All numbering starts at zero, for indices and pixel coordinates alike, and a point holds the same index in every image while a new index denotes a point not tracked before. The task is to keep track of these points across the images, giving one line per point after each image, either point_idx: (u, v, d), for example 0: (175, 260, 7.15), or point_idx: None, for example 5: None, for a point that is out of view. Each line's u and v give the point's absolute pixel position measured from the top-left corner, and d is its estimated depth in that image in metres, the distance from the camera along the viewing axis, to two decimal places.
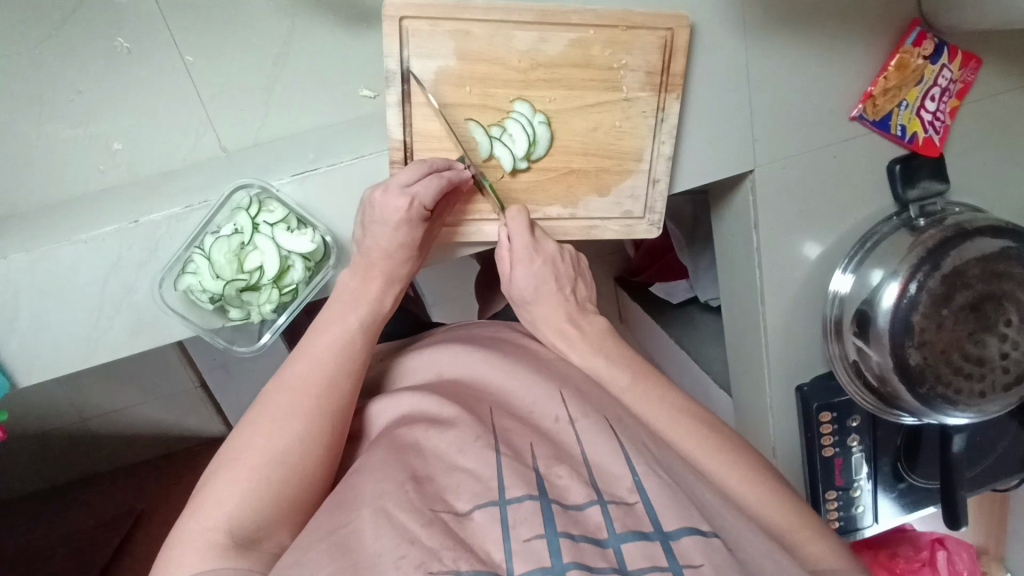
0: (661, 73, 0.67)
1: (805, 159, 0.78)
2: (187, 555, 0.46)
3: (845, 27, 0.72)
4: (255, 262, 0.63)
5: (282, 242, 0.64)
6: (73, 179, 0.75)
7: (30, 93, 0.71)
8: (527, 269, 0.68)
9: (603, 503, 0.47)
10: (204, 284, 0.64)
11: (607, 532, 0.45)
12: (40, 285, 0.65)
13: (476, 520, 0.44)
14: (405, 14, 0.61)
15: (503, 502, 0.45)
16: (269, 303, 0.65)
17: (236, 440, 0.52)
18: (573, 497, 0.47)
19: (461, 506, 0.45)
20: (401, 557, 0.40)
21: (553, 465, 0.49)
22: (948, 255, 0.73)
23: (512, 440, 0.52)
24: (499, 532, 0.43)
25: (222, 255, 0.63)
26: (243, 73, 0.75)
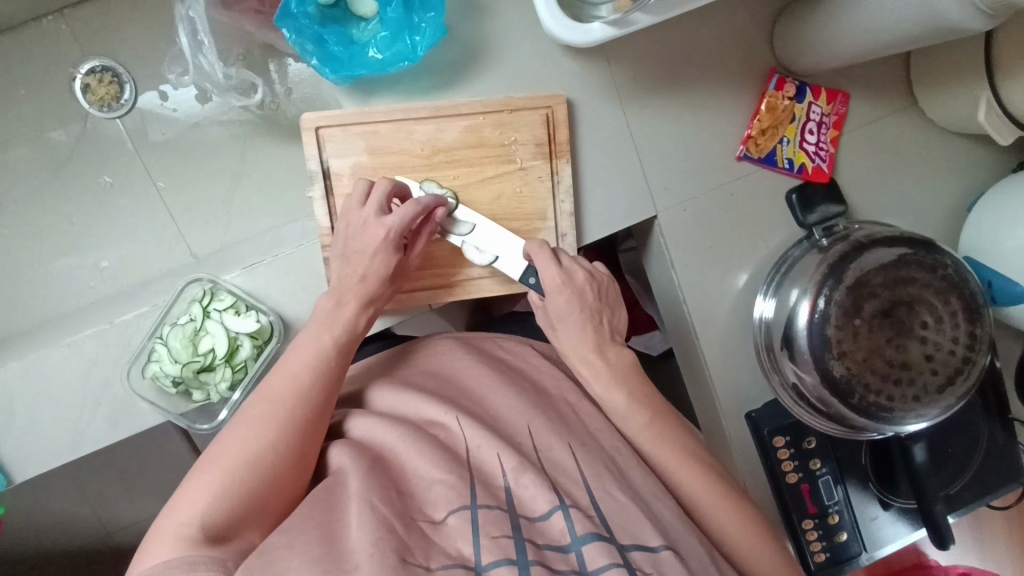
0: (549, 143, 0.78)
1: (705, 200, 0.85)
2: (160, 545, 0.50)
3: (712, 83, 0.82)
4: (209, 344, 0.73)
5: (232, 322, 0.73)
6: (67, 296, 0.87)
7: (34, 229, 0.86)
8: (557, 297, 0.71)
9: (565, 508, 0.53)
10: (167, 368, 0.73)
11: (569, 538, 0.51)
12: (33, 387, 0.76)
13: (449, 523, 0.51)
14: (320, 125, 0.74)
15: (473, 505, 0.52)
16: (226, 379, 0.74)
17: (217, 446, 0.58)
18: (539, 507, 0.54)
19: (438, 514, 0.52)
20: (379, 538, 0.47)
21: (519, 478, 0.56)
22: (849, 267, 0.78)
23: (483, 464, 0.58)
24: (467, 533, 0.50)
25: (181, 340, 0.72)
26: (207, 191, 0.89)
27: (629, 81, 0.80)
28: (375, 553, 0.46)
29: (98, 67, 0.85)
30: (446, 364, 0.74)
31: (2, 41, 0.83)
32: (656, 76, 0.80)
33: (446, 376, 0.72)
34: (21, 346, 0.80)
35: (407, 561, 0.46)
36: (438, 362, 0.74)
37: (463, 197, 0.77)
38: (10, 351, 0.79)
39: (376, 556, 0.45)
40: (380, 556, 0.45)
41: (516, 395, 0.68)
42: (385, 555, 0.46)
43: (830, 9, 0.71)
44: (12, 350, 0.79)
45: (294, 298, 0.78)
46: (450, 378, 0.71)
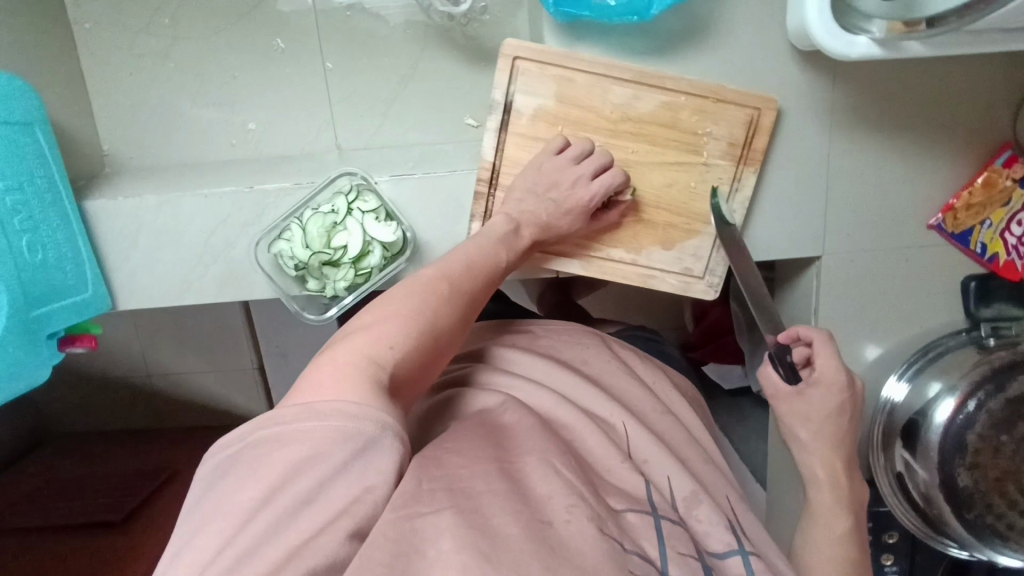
0: (743, 146, 0.72)
1: (875, 257, 0.78)
2: (344, 375, 0.48)
3: (935, 139, 0.74)
4: (343, 240, 0.71)
5: (372, 226, 0.71)
6: (208, 147, 0.87)
7: (195, 70, 0.85)
8: (822, 387, 0.67)
9: (745, 554, 0.55)
10: (296, 251, 0.72)
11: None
12: (160, 226, 0.76)
13: (629, 519, 0.51)
14: (518, 55, 0.69)
15: (653, 514, 0.53)
16: (344, 280, 0.72)
17: (390, 299, 0.56)
18: (713, 546, 0.55)
19: (615, 504, 0.52)
20: (572, 507, 0.47)
21: (692, 507, 0.58)
22: (1015, 379, 0.71)
23: (655, 472, 0.59)
24: (652, 534, 0.51)
25: (319, 229, 0.71)
26: (370, 86, 0.86)
27: (848, 111, 0.73)
28: (571, 520, 0.46)
29: None
30: (589, 360, 0.73)
31: None
32: (879, 113, 0.73)
33: (586, 367, 0.72)
34: (159, 183, 0.81)
35: (604, 535, 0.46)
36: (580, 355, 0.74)
37: (633, 175, 0.73)
38: (147, 184, 0.79)
39: (574, 519, 0.46)
40: (577, 523, 0.46)
41: (657, 415, 0.68)
42: (582, 522, 0.46)
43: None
44: (149, 184, 0.79)
45: (433, 221, 0.75)
46: (589, 371, 0.71)
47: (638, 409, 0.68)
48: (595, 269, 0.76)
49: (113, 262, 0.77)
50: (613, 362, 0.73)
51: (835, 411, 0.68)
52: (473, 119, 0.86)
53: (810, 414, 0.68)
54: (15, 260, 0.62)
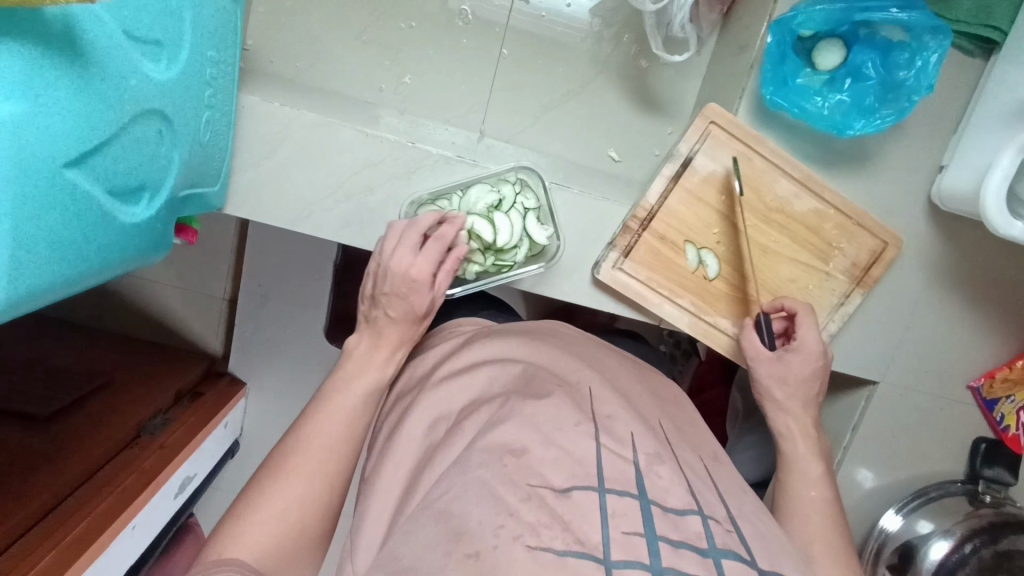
0: (862, 270, 0.79)
1: (916, 397, 0.88)
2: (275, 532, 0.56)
3: (999, 316, 0.85)
4: (483, 227, 0.72)
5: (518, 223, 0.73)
6: (356, 82, 0.84)
7: (375, 7, 0.84)
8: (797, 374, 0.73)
9: (703, 515, 0.51)
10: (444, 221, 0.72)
11: (707, 544, 0.48)
12: (304, 145, 0.72)
13: (575, 499, 0.50)
14: (715, 121, 0.73)
15: (602, 489, 0.51)
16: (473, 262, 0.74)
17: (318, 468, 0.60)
18: (671, 502, 0.51)
19: (558, 483, 0.51)
20: (500, 526, 0.47)
21: (653, 464, 0.55)
22: (1006, 536, 0.81)
23: (613, 428, 0.58)
24: (596, 517, 0.49)
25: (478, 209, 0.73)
26: (534, 87, 0.87)
27: (946, 266, 0.82)
28: (498, 544, 0.46)
29: None
30: (589, 363, 0.74)
31: None
32: (968, 280, 0.83)
33: (564, 343, 0.76)
34: (306, 101, 0.76)
35: (532, 548, 0.45)
36: (579, 357, 0.75)
37: (764, 260, 0.77)
38: (298, 100, 0.75)
39: (501, 544, 0.46)
40: (504, 548, 0.46)
41: (638, 388, 0.73)
42: (508, 544, 0.46)
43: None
44: (303, 100, 0.76)
45: (575, 238, 0.78)
46: (567, 347, 0.75)
47: (620, 381, 0.72)
48: (700, 331, 0.79)
49: (239, 164, 0.72)
50: (612, 372, 0.76)
51: (807, 378, 0.73)
52: (615, 152, 0.88)
53: (787, 376, 0.73)
54: (193, 134, 0.56)
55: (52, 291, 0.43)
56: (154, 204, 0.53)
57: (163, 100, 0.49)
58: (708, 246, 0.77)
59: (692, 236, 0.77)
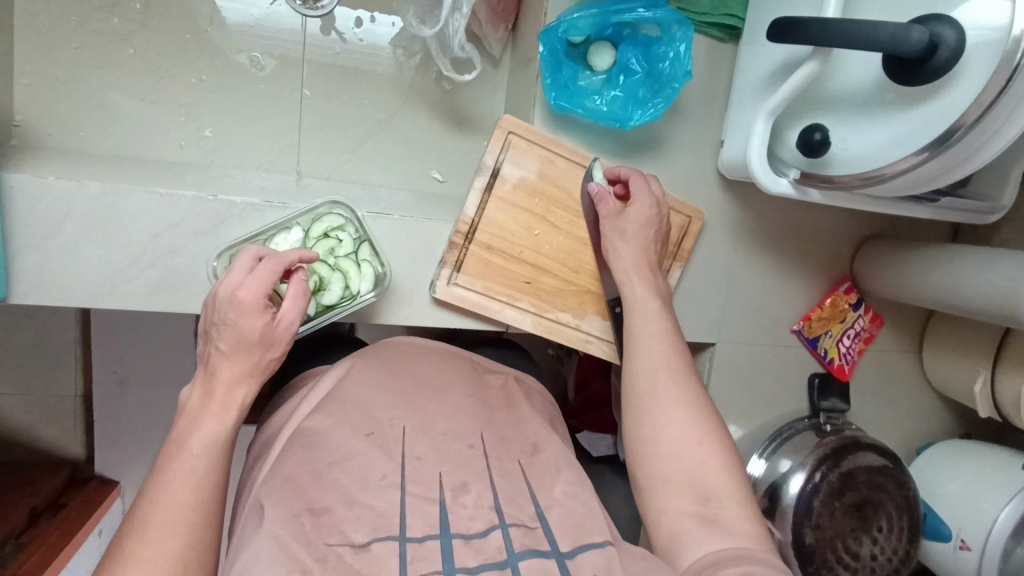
0: (675, 246, 0.86)
1: (753, 350, 0.97)
2: None
3: (804, 263, 0.96)
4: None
5: (332, 275, 0.71)
6: (152, 144, 0.80)
7: (159, 66, 0.80)
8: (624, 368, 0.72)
9: (504, 526, 0.51)
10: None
11: (506, 553, 0.49)
12: (92, 216, 0.68)
13: (374, 552, 0.48)
14: (512, 130, 0.78)
15: (402, 538, 0.49)
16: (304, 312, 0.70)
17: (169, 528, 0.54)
18: (473, 527, 0.51)
19: (358, 540, 0.48)
20: None
21: (459, 494, 0.53)
22: (845, 457, 0.91)
23: (420, 471, 0.55)
24: (394, 565, 0.47)
25: (294, 253, 0.72)
26: (344, 121, 0.87)
27: (748, 229, 0.91)
28: None
29: None
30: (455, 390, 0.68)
31: None
32: (769, 236, 0.93)
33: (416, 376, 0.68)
34: (90, 170, 0.72)
35: None
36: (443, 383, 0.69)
37: (586, 252, 0.82)
38: (78, 170, 0.71)
39: None
40: None
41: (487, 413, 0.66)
42: None
43: (928, 214, 0.80)
44: (86, 170, 0.71)
45: (405, 262, 0.79)
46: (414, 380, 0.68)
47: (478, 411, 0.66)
48: (544, 328, 0.82)
49: (18, 247, 0.66)
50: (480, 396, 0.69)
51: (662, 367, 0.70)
52: (437, 173, 0.90)
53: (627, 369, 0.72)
54: None
55: None
56: None
57: None
58: (532, 247, 0.81)
59: (516, 243, 0.80)
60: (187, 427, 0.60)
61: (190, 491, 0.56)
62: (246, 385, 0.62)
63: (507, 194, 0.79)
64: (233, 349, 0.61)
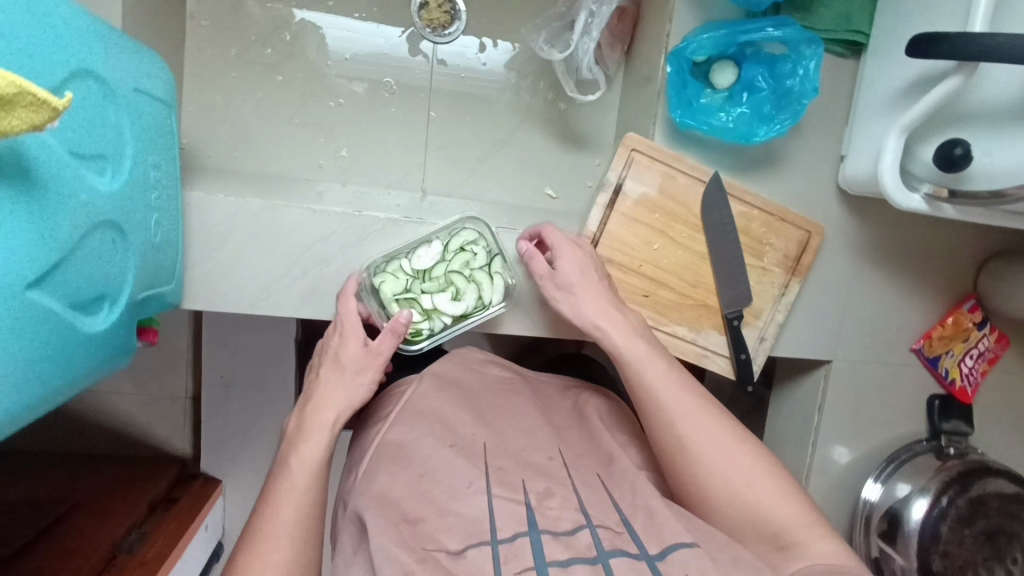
0: (794, 260, 0.86)
1: (868, 368, 0.95)
2: None
3: (924, 279, 0.93)
4: (438, 301, 0.75)
5: (469, 287, 0.76)
6: (296, 164, 0.87)
7: (303, 91, 0.87)
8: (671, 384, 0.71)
9: (591, 529, 0.52)
10: (406, 285, 0.75)
11: (596, 551, 0.49)
12: (255, 230, 0.74)
13: (469, 558, 0.49)
14: (636, 147, 0.80)
15: (495, 541, 0.50)
16: (440, 324, 0.76)
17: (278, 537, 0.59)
18: (562, 527, 0.52)
19: (453, 546, 0.50)
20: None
21: (543, 501, 0.55)
22: (975, 483, 0.87)
23: (502, 479, 0.57)
24: (490, 568, 0.47)
25: (434, 265, 0.77)
26: (466, 140, 0.92)
27: (866, 244, 0.90)
28: None
29: None
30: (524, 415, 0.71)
31: None
32: (888, 252, 0.91)
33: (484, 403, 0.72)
34: (248, 188, 0.78)
35: None
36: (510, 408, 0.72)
37: (704, 267, 0.83)
38: (239, 188, 0.77)
39: None
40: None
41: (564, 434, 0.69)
42: None
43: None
44: (247, 188, 0.78)
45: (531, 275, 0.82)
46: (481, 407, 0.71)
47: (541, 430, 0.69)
48: (661, 340, 0.84)
49: (192, 257, 0.73)
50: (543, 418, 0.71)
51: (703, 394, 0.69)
52: (551, 190, 0.93)
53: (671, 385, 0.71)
54: (144, 235, 0.57)
55: (10, 421, 0.43)
56: (114, 311, 0.54)
57: (115, 208, 0.51)
58: (652, 261, 0.82)
59: (636, 258, 0.82)
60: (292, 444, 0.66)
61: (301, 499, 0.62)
62: (347, 404, 0.69)
63: (629, 211, 0.81)
64: (337, 373, 0.70)
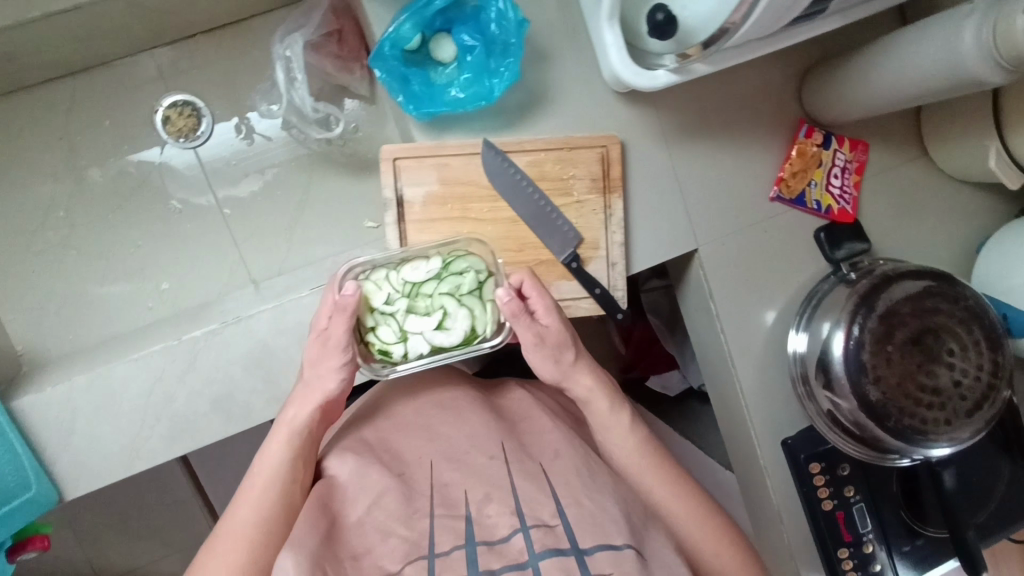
0: (604, 179, 0.84)
1: (740, 236, 0.92)
2: None
3: (749, 128, 0.90)
4: (421, 324, 0.73)
5: (457, 317, 0.73)
6: (131, 316, 0.90)
7: (100, 250, 0.89)
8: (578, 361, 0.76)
9: (525, 530, 0.61)
10: (393, 298, 0.74)
11: (527, 556, 0.58)
12: (94, 402, 0.77)
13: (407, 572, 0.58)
14: (397, 155, 0.78)
15: (432, 555, 0.59)
16: (416, 349, 0.74)
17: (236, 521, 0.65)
18: (498, 533, 0.61)
19: (394, 565, 0.59)
20: None
21: (484, 506, 0.64)
22: (879, 298, 0.83)
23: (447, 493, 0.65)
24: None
25: (427, 282, 0.75)
26: (271, 216, 0.93)
27: (676, 125, 0.87)
28: None
29: (180, 101, 0.89)
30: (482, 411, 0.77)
31: (90, 73, 0.87)
32: (698, 123, 0.88)
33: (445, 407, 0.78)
34: (81, 366, 0.81)
35: None
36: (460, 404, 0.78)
37: (521, 229, 0.83)
38: (75, 369, 0.80)
39: None
40: None
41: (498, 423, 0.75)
42: None
43: (835, 25, 0.71)
44: (78, 367, 0.81)
45: None
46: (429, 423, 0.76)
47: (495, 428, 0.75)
48: None
49: (53, 453, 0.77)
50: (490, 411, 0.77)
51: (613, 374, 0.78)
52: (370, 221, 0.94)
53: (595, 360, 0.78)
54: None
55: None
56: None
57: None
58: None
59: None
60: (273, 436, 0.70)
61: (260, 503, 0.66)
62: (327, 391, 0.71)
63: (418, 215, 0.80)
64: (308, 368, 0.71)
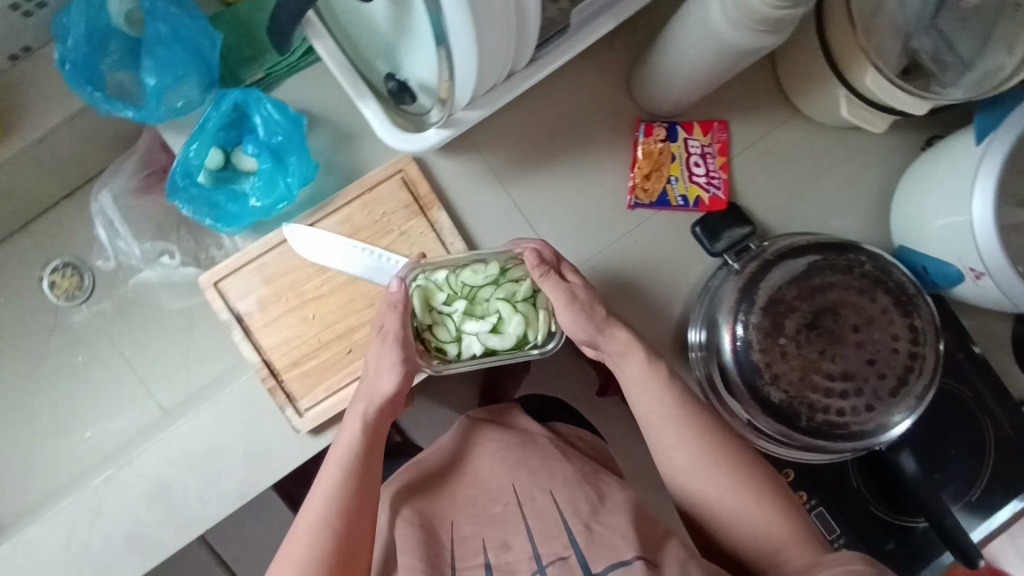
0: (416, 200, 0.81)
1: (609, 253, 0.85)
2: None
3: (586, 142, 0.85)
4: (477, 327, 0.76)
5: (511, 320, 0.75)
6: (63, 470, 0.95)
7: (24, 416, 0.96)
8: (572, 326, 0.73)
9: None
10: (453, 304, 0.76)
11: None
12: (22, 565, 0.82)
13: None
14: (216, 280, 0.80)
15: None
16: (468, 350, 0.77)
17: None
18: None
19: None
20: None
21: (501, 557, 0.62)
22: (758, 288, 0.75)
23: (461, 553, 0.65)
24: None
25: (484, 286, 0.76)
26: (166, 347, 0.97)
27: (505, 162, 0.83)
28: None
29: (60, 265, 0.96)
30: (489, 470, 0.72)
31: None
32: (528, 153, 0.84)
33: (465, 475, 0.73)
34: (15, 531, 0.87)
35: None
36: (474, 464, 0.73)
37: (359, 284, 0.80)
38: (4, 536, 0.86)
39: None
40: None
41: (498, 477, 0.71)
42: None
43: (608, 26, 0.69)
44: (11, 533, 0.87)
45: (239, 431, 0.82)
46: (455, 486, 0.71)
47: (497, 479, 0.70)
48: None
49: None
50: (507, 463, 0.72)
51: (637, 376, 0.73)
52: None
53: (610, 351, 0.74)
54: None
55: None
56: None
57: None
58: (319, 326, 0.80)
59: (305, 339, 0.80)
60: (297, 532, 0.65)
61: None
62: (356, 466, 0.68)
63: (251, 320, 0.80)
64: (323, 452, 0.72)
